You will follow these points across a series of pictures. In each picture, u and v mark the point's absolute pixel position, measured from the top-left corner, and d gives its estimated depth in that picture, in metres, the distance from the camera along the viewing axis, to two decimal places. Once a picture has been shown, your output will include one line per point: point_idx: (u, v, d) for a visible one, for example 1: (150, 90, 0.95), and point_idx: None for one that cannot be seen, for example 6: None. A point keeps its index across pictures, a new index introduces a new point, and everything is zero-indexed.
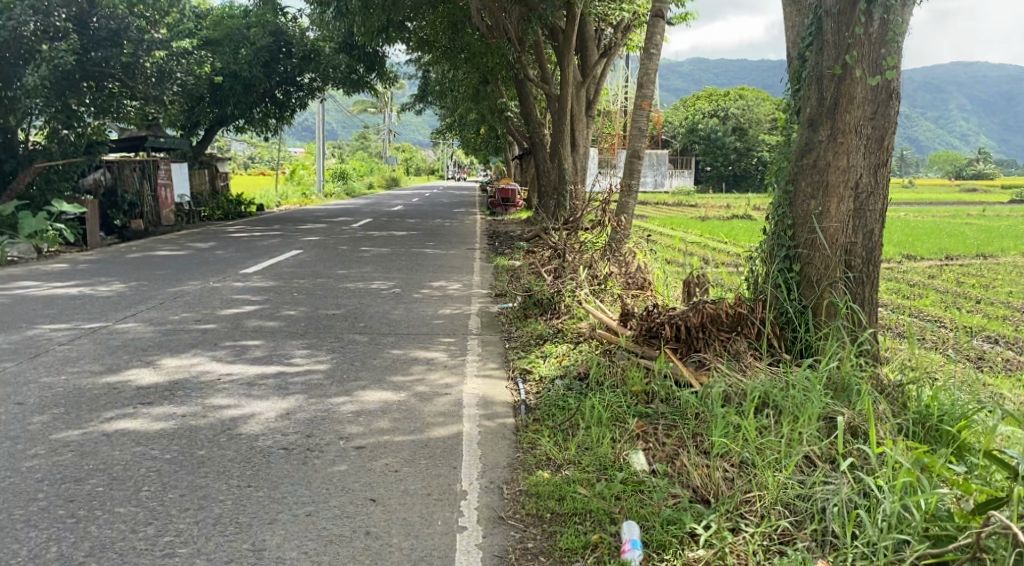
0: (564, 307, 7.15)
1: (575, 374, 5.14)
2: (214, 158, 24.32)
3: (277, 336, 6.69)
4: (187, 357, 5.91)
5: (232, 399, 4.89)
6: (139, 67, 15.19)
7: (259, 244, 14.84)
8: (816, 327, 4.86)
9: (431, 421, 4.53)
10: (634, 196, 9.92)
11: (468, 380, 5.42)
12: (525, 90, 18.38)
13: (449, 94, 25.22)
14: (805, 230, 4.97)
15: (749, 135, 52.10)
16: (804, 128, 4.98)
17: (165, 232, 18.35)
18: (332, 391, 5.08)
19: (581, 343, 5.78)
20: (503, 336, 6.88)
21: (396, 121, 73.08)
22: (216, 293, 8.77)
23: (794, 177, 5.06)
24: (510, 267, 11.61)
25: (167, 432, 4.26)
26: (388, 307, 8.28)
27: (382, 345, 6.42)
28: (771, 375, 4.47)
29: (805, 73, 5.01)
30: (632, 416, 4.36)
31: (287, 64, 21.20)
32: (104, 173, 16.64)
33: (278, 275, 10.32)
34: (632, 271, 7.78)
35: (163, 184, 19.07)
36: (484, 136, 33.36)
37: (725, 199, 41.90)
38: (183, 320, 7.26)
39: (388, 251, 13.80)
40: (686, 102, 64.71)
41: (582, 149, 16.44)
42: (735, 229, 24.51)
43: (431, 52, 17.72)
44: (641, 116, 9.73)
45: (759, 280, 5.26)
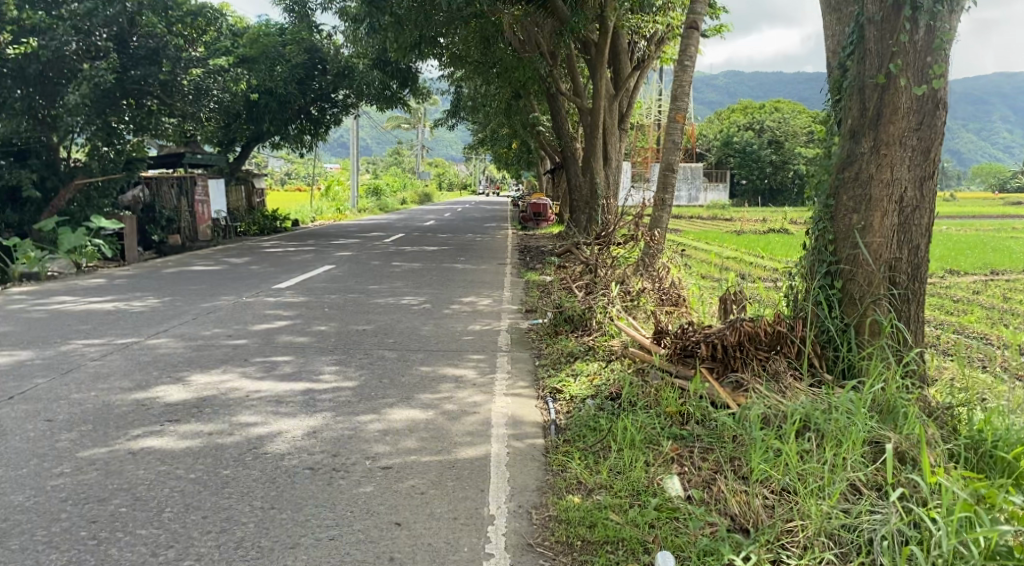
0: (596, 323, 7.02)
1: (606, 394, 5.01)
2: (250, 173, 24.68)
3: (306, 351, 6.66)
4: (216, 373, 5.90)
5: (259, 416, 4.86)
6: (177, 85, 15.56)
7: (292, 259, 14.95)
8: (859, 346, 4.67)
9: (460, 441, 4.43)
10: (668, 210, 9.79)
11: (497, 398, 5.31)
12: (557, 104, 18.35)
13: (481, 109, 25.32)
14: (847, 245, 4.79)
15: (785, 148, 51.46)
16: (846, 140, 4.81)
17: (201, 247, 18.61)
18: (359, 408, 5.02)
19: (613, 361, 5.64)
20: (533, 353, 6.77)
21: (430, 136, 73.72)
22: (247, 308, 8.80)
23: (835, 191, 4.89)
24: (541, 282, 11.51)
25: (192, 450, 4.23)
26: (418, 323, 8.22)
27: (411, 362, 6.35)
28: (812, 397, 4.29)
29: (847, 83, 4.85)
30: (666, 438, 4.22)
31: (322, 81, 21.73)
32: (142, 190, 17.14)
33: (310, 290, 10.35)
34: (666, 287, 7.62)
35: (200, 200, 19.38)
36: (517, 151, 33.41)
37: (761, 212, 41.39)
38: (214, 335, 7.28)
39: (419, 266, 13.80)
40: (720, 115, 64.23)
41: (614, 163, 16.33)
42: (771, 243, 24.13)
43: (463, 66, 17.84)
44: (675, 129, 9.60)
45: (798, 297, 5.08)
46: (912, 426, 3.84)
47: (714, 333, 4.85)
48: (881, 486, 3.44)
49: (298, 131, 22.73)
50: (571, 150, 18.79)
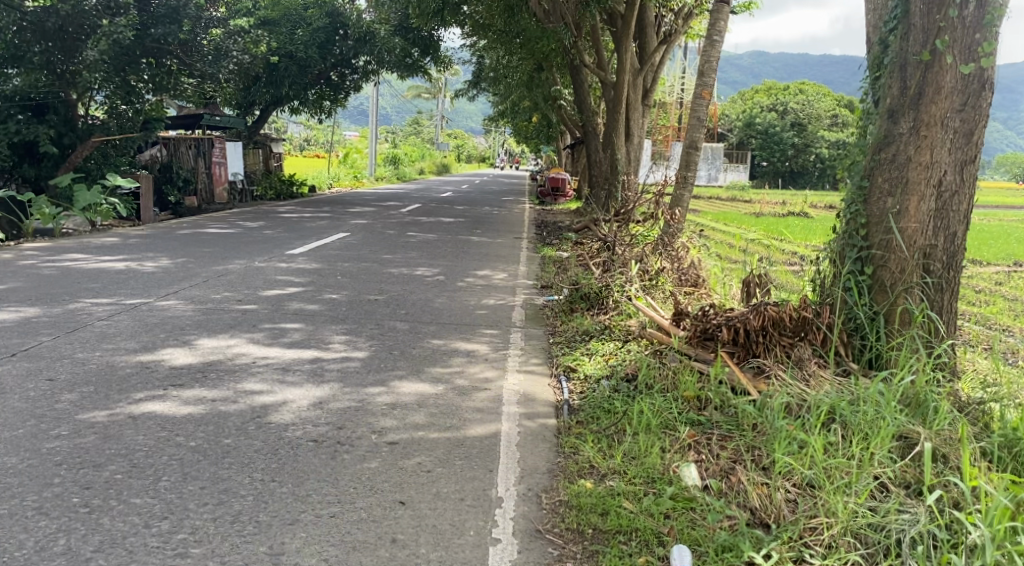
0: (612, 302, 6.85)
1: (622, 375, 4.85)
2: (268, 138, 24.53)
3: (317, 320, 6.54)
4: (223, 338, 5.79)
5: (265, 384, 4.75)
6: (197, 44, 15.74)
7: (307, 225, 14.84)
8: (889, 336, 4.46)
9: (470, 418, 4.29)
10: (690, 188, 9.51)
11: (509, 375, 5.16)
12: (580, 77, 18.03)
13: (502, 81, 24.96)
14: (880, 230, 4.56)
15: (809, 131, 50.66)
16: (884, 119, 4.56)
17: (217, 210, 18.55)
18: (367, 380, 4.89)
19: (629, 342, 5.47)
20: (547, 330, 6.62)
21: (450, 107, 73.20)
22: (259, 273, 8.69)
23: (869, 172, 4.65)
24: (557, 258, 11.32)
25: (194, 417, 4.12)
26: (432, 295, 8.08)
27: (422, 335, 6.21)
28: (838, 387, 4.10)
29: (887, 60, 4.58)
30: (683, 424, 4.06)
31: (343, 46, 21.06)
32: (160, 150, 17.14)
33: (323, 257, 10.23)
34: (685, 267, 7.42)
35: (217, 162, 19.30)
36: (536, 124, 33.04)
37: (780, 195, 40.88)
38: (224, 300, 7.17)
39: (434, 238, 13.65)
40: (744, 96, 63.22)
41: (636, 139, 15.99)
42: (790, 227, 23.76)
43: (487, 35, 17.41)
44: (701, 106, 9.30)
45: (825, 282, 4.87)
46: (943, 423, 3.64)
47: (737, 317, 4.66)
48: (910, 484, 3.26)
49: (318, 96, 22.57)
50: (592, 125, 18.50)
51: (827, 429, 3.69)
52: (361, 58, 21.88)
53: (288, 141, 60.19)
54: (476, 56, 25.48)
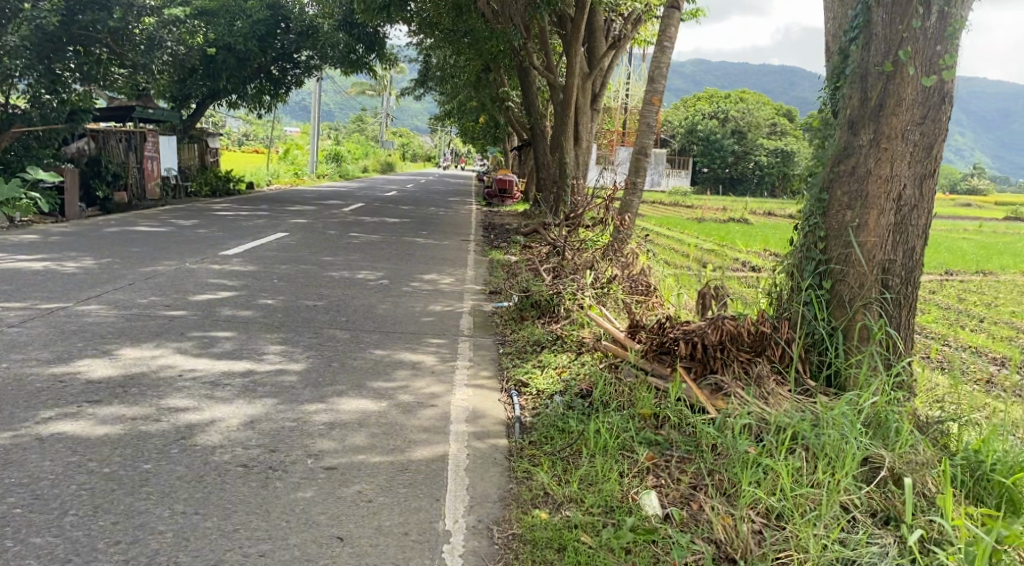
0: (564, 311, 6.64)
1: (576, 391, 4.64)
2: (205, 132, 23.64)
3: (251, 328, 6.12)
4: (148, 347, 5.33)
5: (191, 401, 4.30)
6: (128, 34, 14.76)
7: (244, 224, 14.26)
8: (847, 353, 4.37)
9: (414, 439, 4.01)
10: (640, 194, 9.38)
11: (458, 390, 4.90)
12: (528, 78, 17.87)
13: (449, 80, 24.61)
14: (839, 243, 4.47)
15: (748, 139, 51.81)
16: (844, 130, 4.47)
17: (149, 206, 17.72)
18: (305, 396, 4.55)
19: (582, 355, 5.28)
20: (496, 340, 6.37)
21: (395, 105, 72.39)
22: (190, 276, 8.18)
23: (828, 184, 4.56)
24: (505, 262, 11.11)
25: (110, 439, 3.64)
26: (374, 300, 7.73)
27: (364, 345, 5.88)
28: (798, 407, 3.98)
29: (848, 70, 4.50)
30: (641, 444, 3.88)
31: (284, 39, 20.74)
32: (87, 143, 16.06)
33: (260, 259, 9.77)
34: (636, 274, 7.27)
35: (150, 157, 18.46)
36: (483, 125, 32.83)
37: (720, 201, 41.63)
38: (151, 305, 6.68)
39: (378, 239, 13.26)
40: (687, 102, 64.31)
41: (584, 143, 15.86)
42: (731, 233, 24.10)
43: (434, 34, 17.10)
44: (650, 112, 9.20)
45: (783, 296, 4.77)
46: (907, 445, 3.54)
47: (695, 331, 4.51)
48: (876, 512, 3.13)
49: (257, 91, 21.83)
50: (540, 128, 18.36)
51: (790, 452, 3.55)
52: (303, 52, 21.40)
53: (226, 136, 58.51)
54: (422, 54, 25.13)
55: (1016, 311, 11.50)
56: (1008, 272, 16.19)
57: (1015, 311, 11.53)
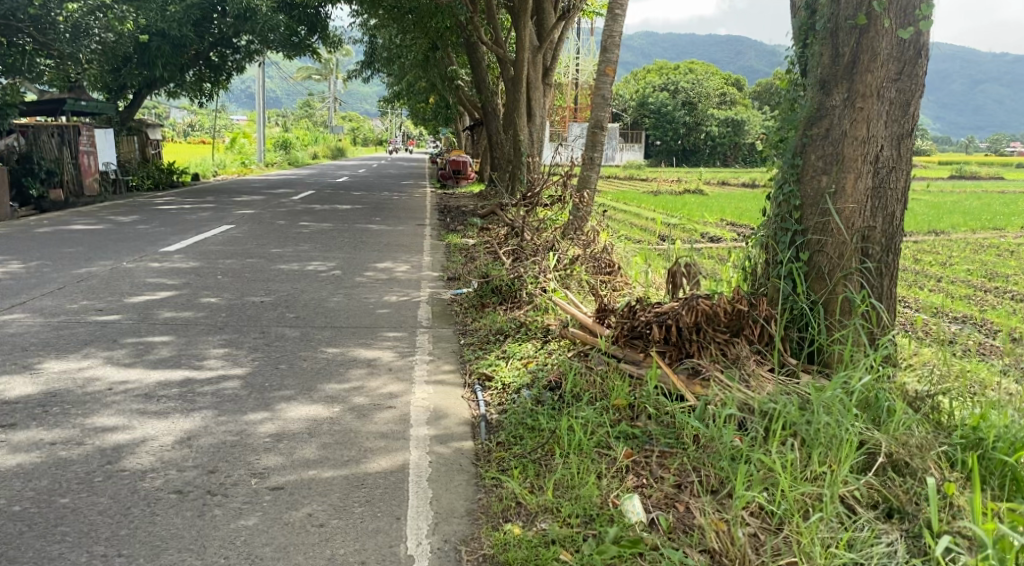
0: (527, 296, 6.33)
1: (544, 383, 4.32)
2: (145, 123, 22.69)
3: (191, 331, 5.66)
4: (74, 359, 4.84)
5: (121, 420, 3.85)
6: (50, 21, 13.93)
7: (187, 217, 13.59)
8: (829, 329, 4.12)
9: (370, 447, 3.65)
10: (598, 169, 9.09)
11: (417, 388, 4.54)
12: (477, 54, 17.48)
13: (396, 60, 23.97)
14: (816, 212, 4.21)
15: (699, 110, 51.97)
16: (817, 91, 4.22)
17: (87, 203, 16.85)
18: (249, 405, 4.15)
19: (549, 343, 4.96)
20: (457, 329, 6.02)
21: (343, 89, 70.96)
22: (127, 276, 7.64)
23: (802, 149, 4.30)
24: (462, 246, 10.76)
25: (24, 470, 3.20)
26: (326, 293, 7.30)
27: (315, 343, 5.47)
28: (783, 391, 3.73)
29: (818, 25, 4.24)
30: (617, 439, 3.60)
31: (222, 24, 19.40)
32: (16, 139, 15.23)
33: (203, 255, 9.23)
34: (599, 252, 6.99)
35: (85, 151, 17.53)
36: (434, 105, 32.21)
37: (675, 173, 41.76)
38: (81, 310, 6.16)
39: (329, 228, 12.76)
40: (637, 74, 64.32)
41: (538, 120, 15.50)
42: (687, 204, 24.05)
43: (377, 13, 16.55)
44: (605, 82, 8.90)
45: (758, 270, 4.51)
46: (902, 427, 3.32)
47: (668, 311, 4.23)
48: (878, 504, 2.94)
49: (196, 78, 21.11)
50: (492, 106, 17.99)
51: (779, 440, 3.30)
52: (243, 37, 20.26)
53: (169, 128, 56.77)
54: (367, 34, 24.45)
55: (971, 269, 11.53)
56: (960, 231, 16.32)
57: (971, 269, 11.55)
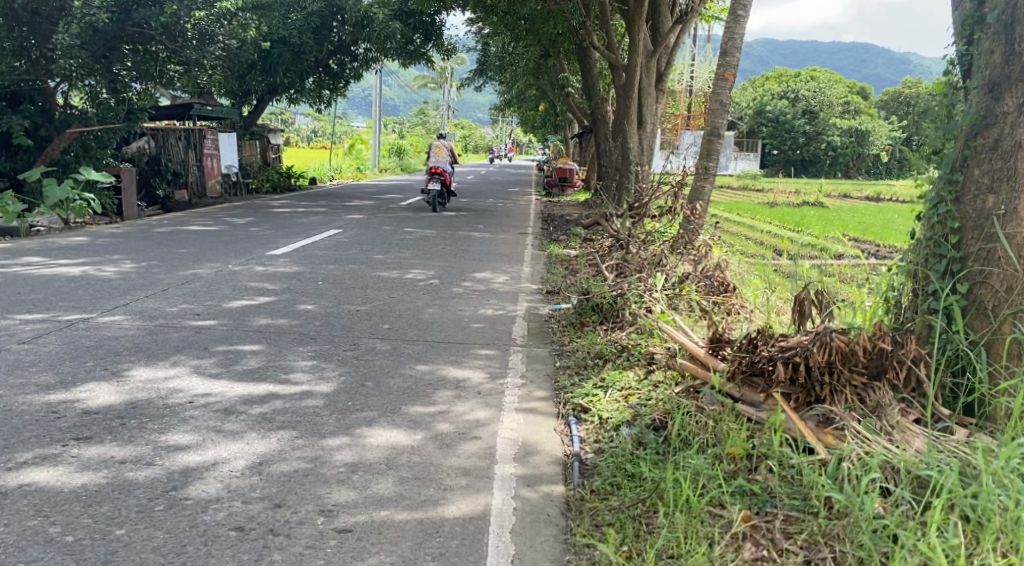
0: (630, 316, 5.85)
1: (647, 422, 3.85)
2: (266, 127, 23.60)
3: (282, 340, 5.52)
4: (163, 366, 4.78)
5: (194, 439, 3.69)
6: (181, 29, 14.41)
7: (298, 220, 13.88)
8: (993, 378, 3.43)
9: (450, 487, 3.30)
10: (713, 180, 8.47)
11: (507, 417, 4.18)
12: (588, 60, 17.08)
13: (507, 67, 23.91)
14: (978, 237, 3.52)
15: (820, 119, 49.40)
16: (983, 96, 3.55)
17: (208, 204, 17.59)
18: (328, 427, 3.91)
19: (653, 373, 4.48)
20: (553, 350, 5.61)
21: (457, 97, 72.19)
22: (230, 279, 7.70)
23: (963, 162, 3.62)
24: (564, 257, 10.39)
25: (87, 491, 3.09)
26: (421, 304, 7.06)
27: (404, 358, 5.20)
28: (938, 452, 3.13)
29: (988, 16, 3.55)
30: (731, 498, 3.11)
31: (341, 32, 19.87)
32: (147, 141, 16.00)
33: (307, 259, 9.27)
34: (710, 270, 6.43)
35: (208, 154, 18.28)
36: (545, 112, 32.02)
37: (793, 185, 39.63)
38: (179, 314, 6.17)
39: (432, 234, 12.66)
40: (755, 82, 62.13)
41: (649, 127, 14.85)
42: (805, 217, 22.67)
43: (491, 19, 16.43)
44: (723, 88, 8.29)
45: (903, 301, 3.87)
46: None
47: (794, 346, 3.67)
48: None
49: (317, 85, 21.69)
50: (602, 112, 17.51)
51: (938, 518, 2.71)
52: (361, 44, 20.69)
53: (292, 132, 59.57)
54: (480, 41, 24.49)
55: None
56: None
57: None
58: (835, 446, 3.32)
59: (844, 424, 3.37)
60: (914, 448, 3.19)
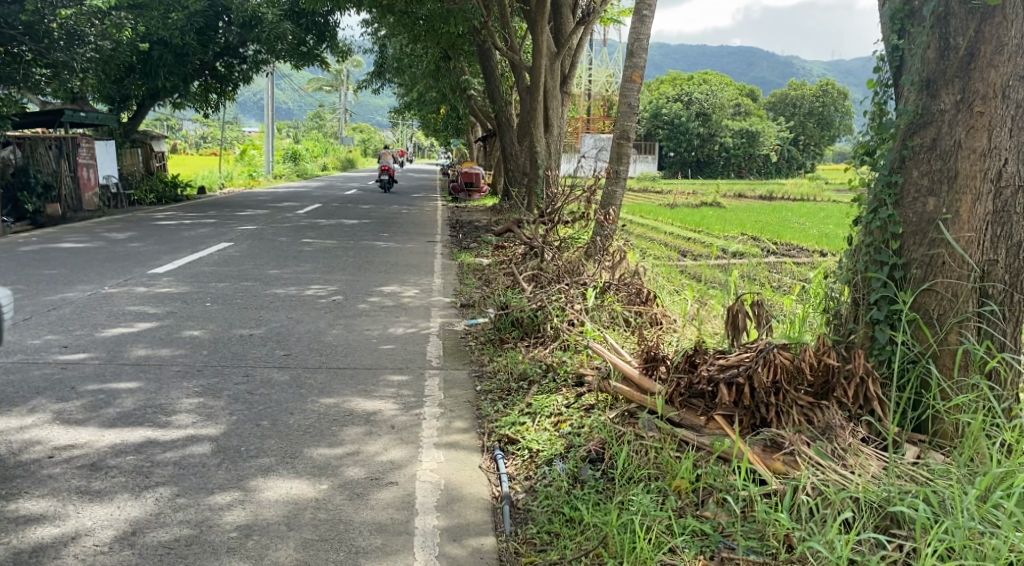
0: (552, 331, 5.52)
1: (582, 454, 3.50)
2: (149, 135, 22.12)
3: (163, 375, 4.84)
4: (17, 413, 4.05)
5: (52, 505, 3.03)
6: (44, 29, 13.44)
7: (186, 234, 12.88)
8: (942, 392, 3.28)
9: (364, 549, 2.84)
10: (624, 184, 8.25)
11: (427, 454, 3.74)
12: (490, 63, 16.78)
13: (407, 70, 23.40)
14: (921, 243, 3.37)
15: (713, 121, 51.23)
16: (918, 92, 3.41)
17: (85, 217, 16.18)
18: (219, 481, 3.34)
19: (583, 396, 4.14)
20: (472, 372, 5.20)
21: (355, 102, 70.73)
22: (104, 304, 6.87)
23: (901, 164, 3.46)
24: (475, 266, 10.00)
25: None
26: (324, 325, 6.49)
27: (306, 391, 4.66)
28: (897, 477, 2.92)
29: (922, 9, 3.40)
30: (683, 539, 2.79)
31: (227, 33, 18.84)
32: (12, 152, 14.53)
33: (196, 278, 8.48)
34: (629, 277, 6.19)
35: (84, 164, 16.82)
36: (446, 116, 31.59)
37: (690, 185, 40.79)
38: (42, 347, 5.37)
39: (333, 245, 12.00)
40: (650, 86, 63.80)
41: (556, 130, 14.63)
42: (704, 217, 23.24)
43: (388, 20, 15.91)
44: (631, 90, 8.12)
45: (844, 312, 3.69)
46: None
47: (737, 365, 3.41)
48: None
49: (203, 88, 20.46)
50: (506, 116, 17.29)
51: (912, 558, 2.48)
52: (250, 45, 19.77)
53: (181, 140, 56.75)
54: (377, 43, 23.83)
55: None
56: None
57: None
58: (786, 474, 3.06)
59: (795, 449, 3.12)
60: (871, 473, 2.96)
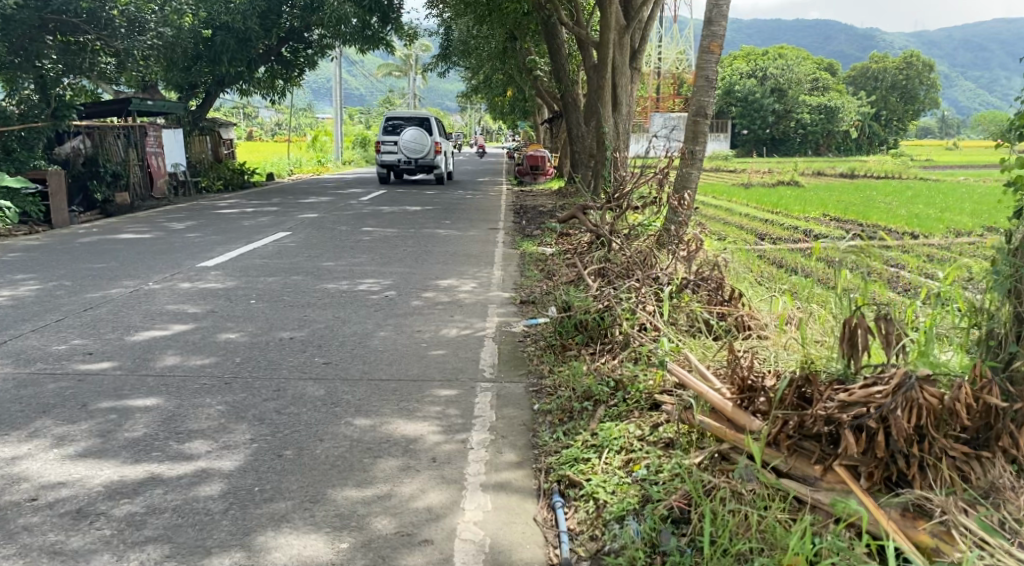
0: (621, 337, 4.78)
1: (663, 512, 2.80)
2: (217, 122, 22.17)
3: (185, 389, 4.35)
4: (16, 439, 3.62)
5: None
6: (105, 16, 13.36)
7: (244, 223, 12.63)
8: None
9: None
10: (700, 165, 7.40)
11: (471, 500, 3.10)
12: (555, 41, 15.97)
13: (472, 51, 22.83)
14: None
15: (789, 97, 49.23)
16: None
17: (154, 207, 16.14)
18: (222, 537, 2.78)
19: (661, 428, 3.42)
20: (529, 387, 4.53)
21: (422, 86, 70.75)
22: (144, 302, 6.50)
23: None
24: (538, 256, 9.37)
25: None
26: (371, 326, 5.93)
27: (342, 411, 4.08)
28: None
29: None
30: None
31: (291, 17, 18.54)
32: (82, 141, 14.29)
33: (245, 271, 8.09)
34: (710, 271, 5.38)
35: (153, 153, 16.73)
36: (512, 98, 30.98)
37: (766, 164, 39.10)
38: (66, 354, 4.99)
39: (392, 233, 11.53)
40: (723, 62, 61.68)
41: (625, 109, 13.74)
42: (782, 198, 21.88)
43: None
44: (709, 62, 7.25)
45: (1002, 332, 2.82)
46: None
47: (864, 402, 2.58)
48: None
49: (269, 74, 20.28)
50: (572, 96, 16.49)
51: None
52: (315, 30, 19.57)
53: (256, 128, 58.14)
54: (442, 25, 23.36)
55: None
56: None
57: None
58: (940, 555, 2.30)
59: (948, 518, 2.37)
60: None
